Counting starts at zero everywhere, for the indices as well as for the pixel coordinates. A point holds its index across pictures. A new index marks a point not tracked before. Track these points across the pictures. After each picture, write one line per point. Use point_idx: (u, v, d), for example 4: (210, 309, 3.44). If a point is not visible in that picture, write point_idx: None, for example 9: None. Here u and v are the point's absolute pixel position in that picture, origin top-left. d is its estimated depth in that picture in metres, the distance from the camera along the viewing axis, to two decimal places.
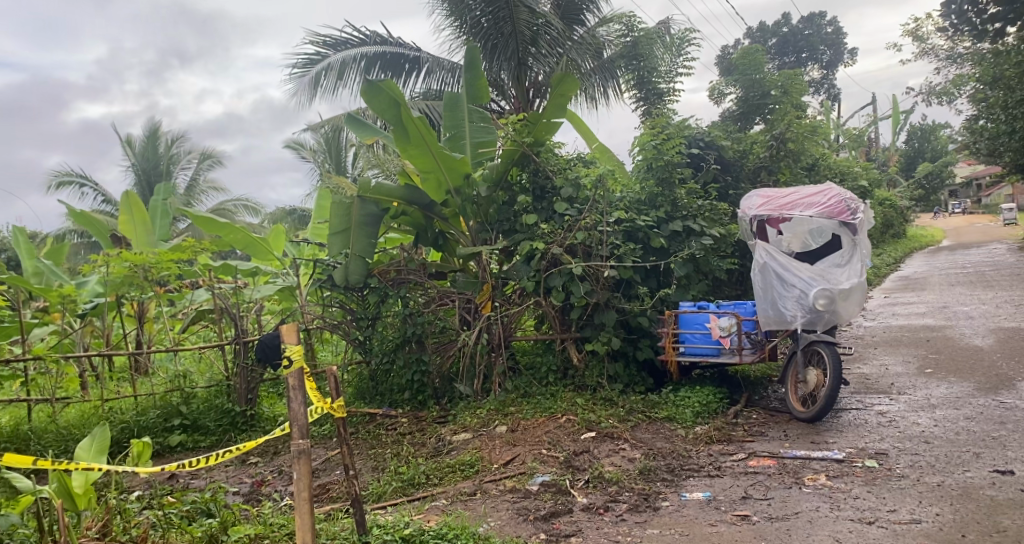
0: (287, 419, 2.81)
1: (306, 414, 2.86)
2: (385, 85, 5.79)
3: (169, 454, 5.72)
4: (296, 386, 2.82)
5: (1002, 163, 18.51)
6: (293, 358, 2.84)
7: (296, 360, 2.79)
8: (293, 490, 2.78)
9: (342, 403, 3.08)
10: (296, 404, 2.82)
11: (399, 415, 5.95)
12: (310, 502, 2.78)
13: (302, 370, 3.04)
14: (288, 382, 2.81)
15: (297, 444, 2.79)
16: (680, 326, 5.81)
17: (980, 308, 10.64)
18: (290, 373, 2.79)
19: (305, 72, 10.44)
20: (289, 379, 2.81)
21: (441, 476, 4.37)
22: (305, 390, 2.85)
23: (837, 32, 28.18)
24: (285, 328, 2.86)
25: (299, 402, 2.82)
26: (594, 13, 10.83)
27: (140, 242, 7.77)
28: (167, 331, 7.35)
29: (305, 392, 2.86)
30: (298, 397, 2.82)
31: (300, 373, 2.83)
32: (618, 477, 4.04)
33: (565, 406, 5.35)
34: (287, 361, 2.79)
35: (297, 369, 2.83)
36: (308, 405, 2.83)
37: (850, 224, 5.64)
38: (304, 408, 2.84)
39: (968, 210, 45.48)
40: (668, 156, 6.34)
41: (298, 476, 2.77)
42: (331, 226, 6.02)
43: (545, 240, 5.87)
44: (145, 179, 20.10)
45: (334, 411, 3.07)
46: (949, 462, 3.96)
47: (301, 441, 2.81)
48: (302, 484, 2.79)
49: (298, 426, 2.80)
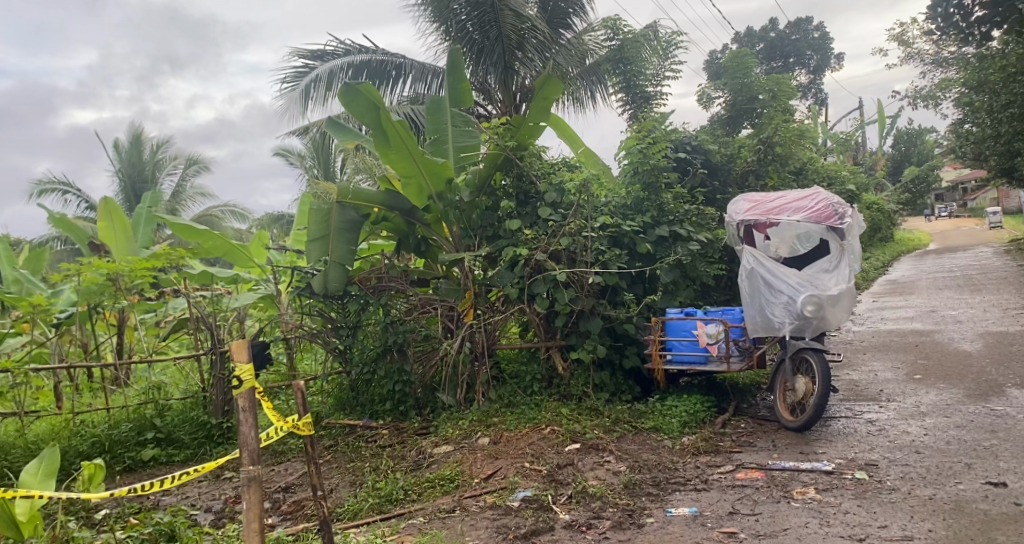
0: (238, 444, 2.66)
1: (258, 438, 2.71)
2: (362, 88, 5.69)
3: (141, 469, 5.53)
4: (248, 407, 2.67)
5: (988, 167, 18.62)
6: (244, 378, 2.66)
7: (247, 380, 2.62)
8: (243, 519, 2.66)
9: (307, 421, 2.92)
10: (248, 427, 2.67)
11: (380, 427, 5.80)
12: (260, 532, 2.67)
13: (255, 388, 2.87)
14: (238, 403, 2.64)
15: (249, 469, 2.65)
16: (667, 333, 5.69)
17: (968, 311, 10.63)
18: (241, 394, 2.63)
19: (294, 85, 10.20)
20: (240, 400, 2.66)
21: (420, 492, 4.24)
22: (259, 410, 2.71)
23: (824, 38, 28.29)
24: (236, 345, 2.69)
25: (251, 425, 2.67)
26: (581, 18, 10.66)
27: (122, 248, 7.61)
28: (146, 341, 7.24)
29: (258, 413, 2.71)
30: (250, 420, 2.67)
31: (252, 393, 2.68)
32: (602, 492, 3.91)
33: (549, 416, 5.23)
34: (238, 381, 2.62)
35: (248, 389, 2.67)
36: (259, 429, 2.68)
37: (838, 229, 5.56)
38: (256, 432, 2.69)
39: (953, 213, 45.86)
40: (654, 160, 6.23)
41: (248, 505, 2.65)
42: (309, 233, 5.90)
43: (529, 246, 5.75)
44: (130, 185, 19.75)
45: (300, 429, 2.91)
46: (940, 474, 3.87)
47: (252, 467, 2.68)
48: (252, 514, 2.67)
49: (249, 451, 2.66)
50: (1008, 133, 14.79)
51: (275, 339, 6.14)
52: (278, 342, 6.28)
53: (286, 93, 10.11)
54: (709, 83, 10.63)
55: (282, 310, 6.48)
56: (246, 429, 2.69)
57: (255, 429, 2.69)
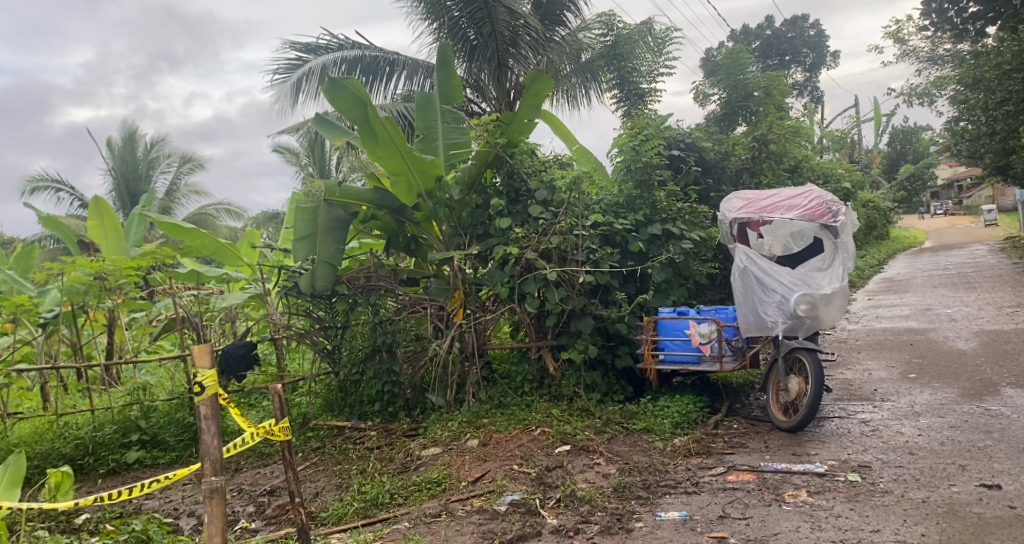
0: (199, 453, 2.73)
1: (220, 447, 2.78)
2: (349, 83, 5.60)
3: (125, 472, 5.46)
4: (209, 414, 2.75)
5: (982, 164, 18.65)
6: (207, 384, 2.76)
7: (209, 387, 2.71)
8: (205, 533, 2.73)
9: (284, 425, 3.13)
10: (209, 436, 2.74)
11: (368, 429, 5.73)
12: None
13: (220, 394, 2.95)
14: (200, 410, 2.73)
15: (211, 481, 2.72)
16: (659, 333, 5.63)
17: (962, 309, 10.60)
18: (202, 401, 2.72)
19: (285, 78, 10.11)
20: (202, 407, 2.74)
21: (407, 495, 4.18)
22: (221, 418, 2.78)
23: (820, 35, 28.25)
24: (198, 350, 2.76)
25: (213, 434, 2.75)
26: (574, 14, 10.60)
27: (113, 247, 7.50)
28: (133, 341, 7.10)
29: (219, 421, 2.78)
30: (211, 428, 2.75)
31: (214, 400, 2.76)
32: (591, 495, 3.84)
33: (540, 417, 5.16)
34: (200, 388, 2.71)
35: (210, 396, 2.75)
36: (221, 437, 2.76)
37: (832, 227, 5.49)
38: (218, 441, 2.76)
39: (948, 211, 45.97)
40: (646, 157, 6.15)
41: (211, 518, 2.72)
42: (296, 232, 5.84)
43: (519, 245, 5.66)
44: (123, 183, 19.59)
45: (275, 434, 3.09)
46: (933, 476, 3.80)
47: (214, 478, 2.74)
48: (214, 528, 2.74)
49: (211, 461, 2.73)
50: (1002, 131, 14.78)
51: (261, 339, 6.04)
52: (267, 342, 6.21)
53: (277, 85, 10.01)
54: (704, 80, 10.56)
55: (271, 310, 6.38)
56: (206, 437, 2.76)
57: (216, 436, 2.76)
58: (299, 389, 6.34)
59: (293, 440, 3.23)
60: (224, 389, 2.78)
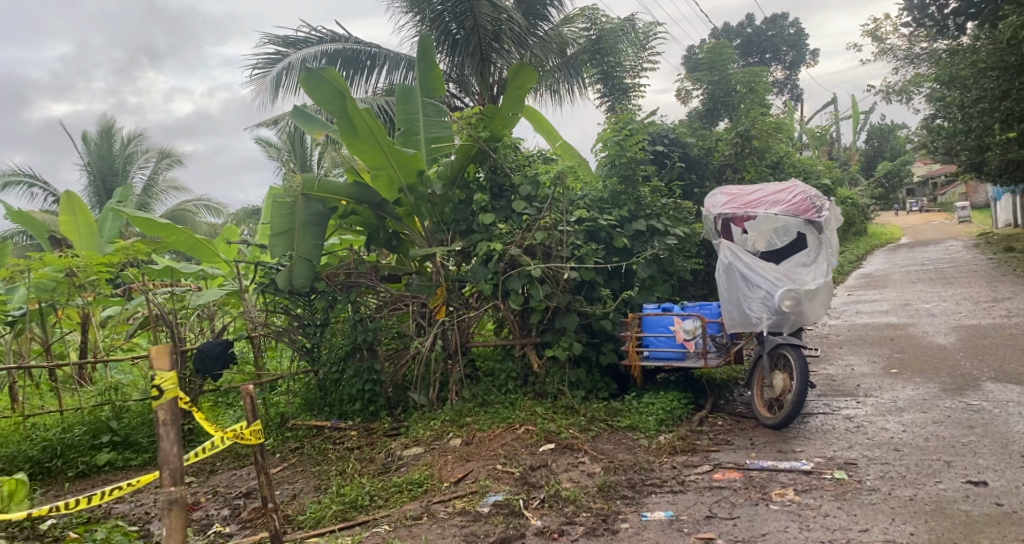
0: (159, 462, 2.68)
1: (179, 454, 2.74)
2: (327, 72, 5.60)
3: (94, 474, 5.30)
4: (169, 420, 2.70)
5: (958, 161, 18.93)
6: (166, 388, 2.71)
7: (168, 390, 2.67)
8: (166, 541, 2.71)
9: (257, 428, 3.06)
10: (169, 443, 2.69)
11: (348, 428, 5.60)
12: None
13: (180, 396, 2.90)
14: (159, 415, 2.68)
15: (169, 490, 2.70)
16: (644, 329, 5.58)
17: (941, 304, 10.71)
18: (161, 406, 2.67)
19: (265, 73, 9.90)
20: (160, 412, 2.68)
21: (387, 497, 4.09)
22: (180, 424, 2.72)
23: (800, 33, 28.44)
24: (156, 352, 2.71)
25: (172, 442, 2.70)
26: (557, 8, 10.46)
27: (86, 243, 7.27)
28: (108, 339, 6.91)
29: (179, 427, 2.73)
30: (171, 436, 2.69)
31: (173, 403, 2.72)
32: (576, 496, 3.78)
33: (524, 416, 5.08)
34: (159, 391, 2.66)
35: (169, 400, 2.71)
36: (181, 445, 2.71)
37: (816, 222, 5.43)
38: (176, 448, 2.71)
39: (923, 208, 46.70)
40: (631, 152, 6.13)
41: (170, 529, 2.68)
42: (274, 227, 5.70)
43: (503, 241, 5.57)
44: (99, 179, 19.17)
45: (246, 438, 3.02)
46: (920, 473, 3.78)
47: (173, 489, 2.71)
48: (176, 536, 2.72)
49: (170, 470, 2.69)
50: (978, 129, 14.91)
51: (238, 337, 5.90)
52: (243, 340, 6.07)
53: (256, 80, 9.81)
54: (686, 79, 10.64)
55: (249, 306, 6.23)
56: (166, 444, 2.70)
57: (175, 444, 2.70)
58: (278, 387, 6.17)
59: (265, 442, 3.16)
60: (183, 393, 2.74)
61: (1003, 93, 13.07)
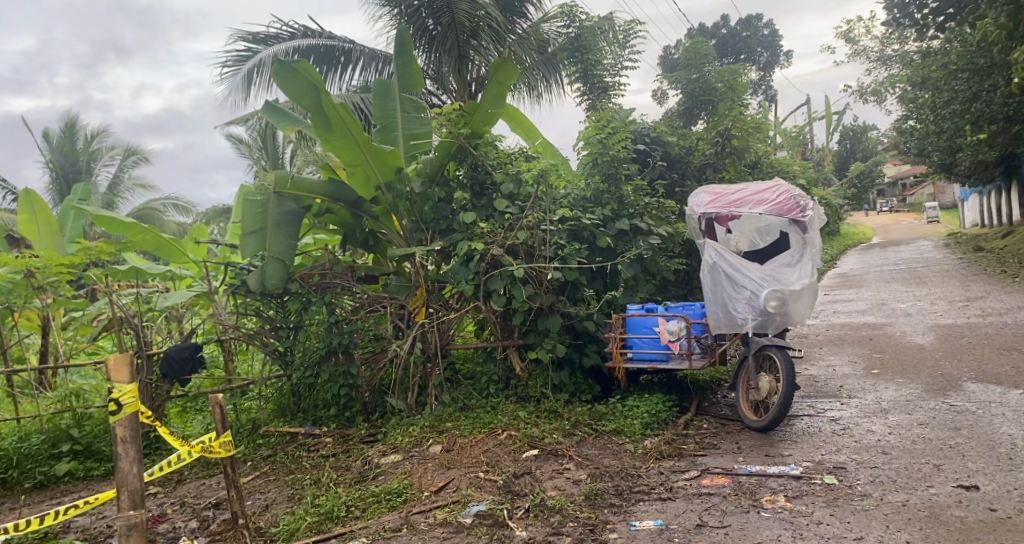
0: (119, 482, 2.81)
1: (139, 475, 2.86)
2: (299, 67, 5.30)
3: (54, 485, 5.03)
4: (128, 437, 2.83)
5: (929, 162, 19.22)
6: (124, 403, 2.85)
7: (126, 404, 2.80)
8: None
9: (226, 440, 3.17)
10: (128, 462, 2.82)
11: (323, 435, 5.39)
12: None
13: (143, 412, 3.04)
14: (118, 430, 2.80)
15: (128, 515, 2.79)
16: (628, 330, 5.47)
17: (916, 304, 10.79)
18: (121, 420, 2.80)
19: (235, 70, 9.57)
20: (119, 428, 2.81)
21: (365, 507, 3.91)
22: (138, 441, 2.85)
23: (773, 35, 28.69)
24: (114, 366, 2.84)
25: (132, 462, 2.83)
26: (535, 6, 10.43)
27: (46, 243, 6.95)
28: (67, 343, 6.60)
29: (137, 445, 2.85)
30: (129, 454, 2.82)
31: (131, 419, 2.84)
32: (561, 504, 3.64)
33: (506, 420, 4.94)
34: (118, 406, 2.80)
35: (129, 415, 2.83)
36: (140, 464, 2.83)
37: (800, 222, 5.39)
38: (136, 468, 2.83)
39: (893, 209, 47.54)
40: (613, 151, 6.07)
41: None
42: (244, 226, 5.49)
43: (484, 240, 5.42)
44: (63, 177, 18.60)
45: (216, 449, 3.12)
46: (910, 477, 3.71)
47: (132, 512, 2.80)
48: None
49: (130, 491, 2.81)
50: (949, 130, 15.09)
51: (207, 340, 5.66)
52: (213, 343, 5.82)
53: (227, 77, 9.49)
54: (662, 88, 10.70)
55: (218, 308, 5.97)
56: (125, 463, 2.83)
57: (134, 463, 2.83)
58: (250, 391, 5.92)
59: (234, 455, 3.25)
60: (141, 408, 2.87)
61: (973, 95, 13.24)
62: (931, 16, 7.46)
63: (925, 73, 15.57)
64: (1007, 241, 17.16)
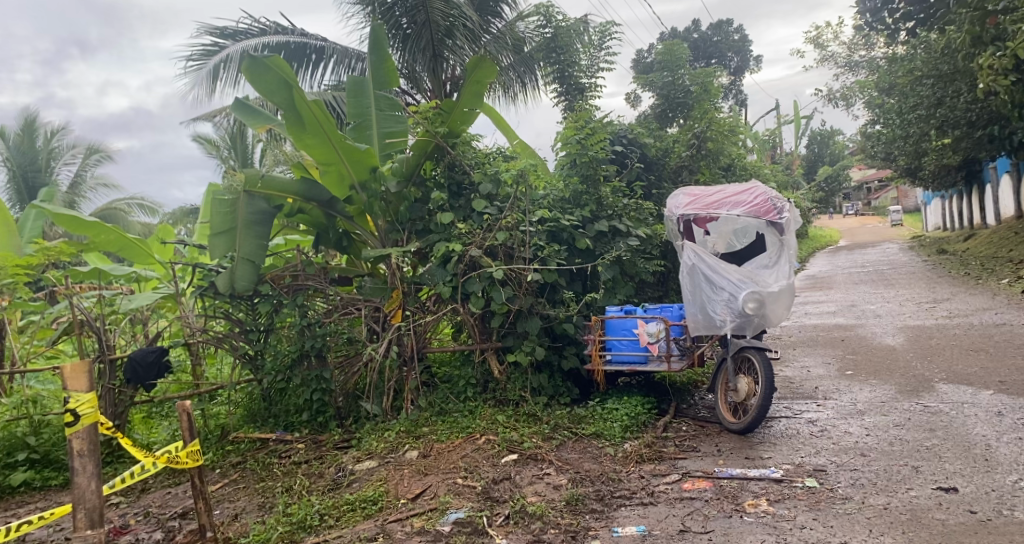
0: (77, 497, 2.80)
1: (97, 491, 2.85)
2: (271, 62, 5.17)
3: (8, 496, 4.80)
4: (84, 451, 2.82)
5: (895, 166, 19.63)
6: (82, 414, 2.84)
7: (84, 416, 2.80)
8: None
9: (195, 449, 3.09)
10: (86, 477, 2.81)
11: (295, 441, 5.25)
12: None
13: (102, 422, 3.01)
14: (75, 443, 2.80)
15: (85, 534, 2.79)
16: (607, 332, 5.42)
17: (885, 305, 10.96)
18: (78, 432, 2.80)
19: (201, 64, 9.29)
20: (76, 441, 2.81)
21: (339, 516, 3.79)
22: (96, 455, 2.85)
23: (744, 40, 29.03)
24: (72, 376, 2.80)
25: (89, 478, 2.82)
26: (511, 6, 10.38)
27: (3, 244, 6.67)
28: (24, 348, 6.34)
29: (95, 459, 2.85)
30: (86, 469, 2.82)
31: (89, 431, 2.84)
32: (542, 511, 3.57)
33: (484, 424, 4.86)
34: (75, 417, 2.79)
35: (88, 425, 2.83)
36: (97, 479, 2.83)
37: (777, 224, 5.41)
38: (93, 483, 2.83)
39: (859, 212, 48.52)
40: (592, 152, 5.98)
41: None
42: (212, 226, 5.36)
43: (462, 241, 5.33)
44: (21, 175, 17.99)
45: (185, 460, 3.04)
46: (890, 479, 3.71)
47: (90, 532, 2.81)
48: None
49: (87, 509, 2.80)
50: (914, 135, 15.38)
51: (173, 344, 5.48)
52: (180, 347, 5.63)
53: (192, 72, 9.22)
54: (635, 92, 10.77)
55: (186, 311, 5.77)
56: (82, 478, 2.82)
57: (91, 478, 2.82)
58: (219, 396, 5.72)
59: (201, 465, 3.17)
60: (100, 419, 2.86)
61: (937, 101, 13.51)
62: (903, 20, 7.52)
63: (892, 79, 15.86)
64: (969, 244, 17.58)
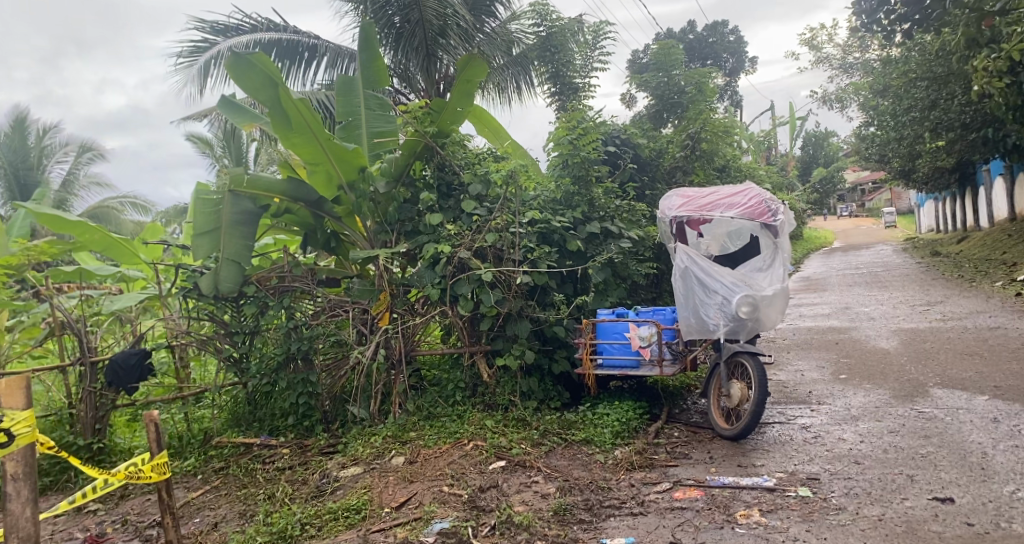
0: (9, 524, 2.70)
1: (33, 517, 2.75)
2: (256, 58, 5.04)
3: None
4: (19, 474, 2.74)
5: (889, 168, 19.62)
6: (19, 432, 2.74)
7: (19, 436, 2.70)
8: None
9: (162, 462, 2.97)
10: (19, 503, 2.72)
11: (280, 446, 5.13)
12: None
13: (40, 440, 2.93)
14: (10, 464, 2.71)
15: None
16: (598, 336, 5.33)
17: (879, 308, 10.91)
18: (13, 453, 2.71)
19: (191, 62, 9.19)
20: (12, 462, 2.72)
21: (321, 526, 3.69)
22: (32, 478, 2.77)
23: (739, 41, 29.00)
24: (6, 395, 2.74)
25: (24, 504, 2.73)
26: (505, 5, 10.25)
27: None
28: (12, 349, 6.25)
29: (31, 482, 2.76)
30: (21, 495, 2.73)
31: (26, 451, 2.75)
32: (529, 521, 3.48)
33: (472, 429, 4.77)
34: (10, 437, 2.69)
35: (24, 445, 2.75)
36: (32, 503, 2.74)
37: (771, 226, 5.34)
38: (27, 509, 2.73)
39: (854, 214, 48.61)
40: (584, 152, 5.93)
41: None
42: (196, 226, 5.31)
43: (451, 243, 5.24)
44: (11, 173, 17.77)
45: (151, 474, 2.93)
46: (885, 489, 3.64)
47: None
48: None
49: (20, 536, 2.71)
50: (909, 137, 15.36)
51: (156, 346, 5.36)
52: (163, 349, 5.50)
53: (182, 69, 9.13)
54: (629, 92, 10.70)
55: (171, 313, 5.64)
56: (17, 503, 2.74)
57: (26, 505, 2.73)
58: (202, 400, 5.56)
59: (169, 478, 3.03)
60: (38, 438, 2.77)
61: (932, 103, 13.48)
62: (897, 22, 7.46)
63: (887, 80, 15.85)
64: (963, 246, 17.56)
